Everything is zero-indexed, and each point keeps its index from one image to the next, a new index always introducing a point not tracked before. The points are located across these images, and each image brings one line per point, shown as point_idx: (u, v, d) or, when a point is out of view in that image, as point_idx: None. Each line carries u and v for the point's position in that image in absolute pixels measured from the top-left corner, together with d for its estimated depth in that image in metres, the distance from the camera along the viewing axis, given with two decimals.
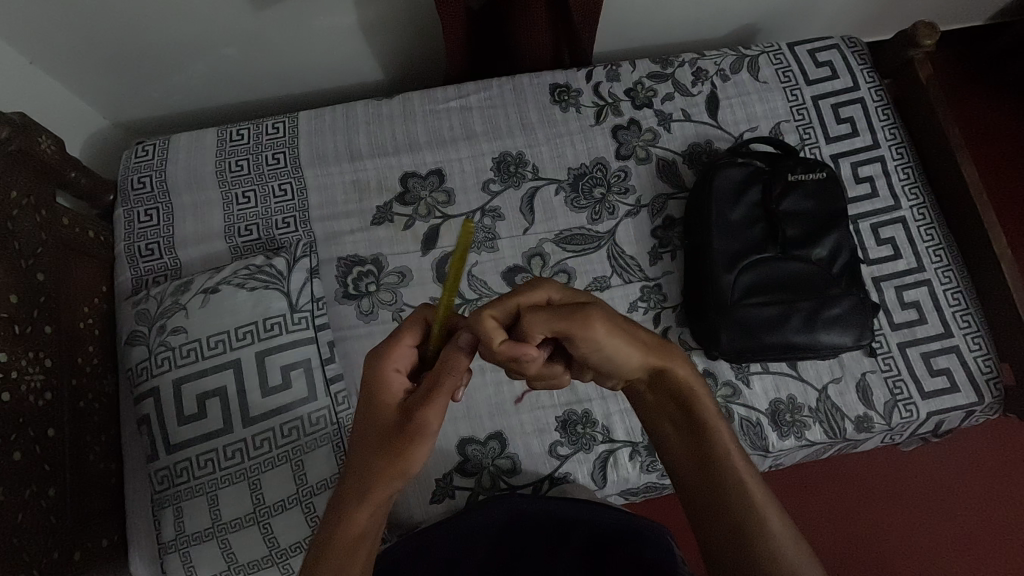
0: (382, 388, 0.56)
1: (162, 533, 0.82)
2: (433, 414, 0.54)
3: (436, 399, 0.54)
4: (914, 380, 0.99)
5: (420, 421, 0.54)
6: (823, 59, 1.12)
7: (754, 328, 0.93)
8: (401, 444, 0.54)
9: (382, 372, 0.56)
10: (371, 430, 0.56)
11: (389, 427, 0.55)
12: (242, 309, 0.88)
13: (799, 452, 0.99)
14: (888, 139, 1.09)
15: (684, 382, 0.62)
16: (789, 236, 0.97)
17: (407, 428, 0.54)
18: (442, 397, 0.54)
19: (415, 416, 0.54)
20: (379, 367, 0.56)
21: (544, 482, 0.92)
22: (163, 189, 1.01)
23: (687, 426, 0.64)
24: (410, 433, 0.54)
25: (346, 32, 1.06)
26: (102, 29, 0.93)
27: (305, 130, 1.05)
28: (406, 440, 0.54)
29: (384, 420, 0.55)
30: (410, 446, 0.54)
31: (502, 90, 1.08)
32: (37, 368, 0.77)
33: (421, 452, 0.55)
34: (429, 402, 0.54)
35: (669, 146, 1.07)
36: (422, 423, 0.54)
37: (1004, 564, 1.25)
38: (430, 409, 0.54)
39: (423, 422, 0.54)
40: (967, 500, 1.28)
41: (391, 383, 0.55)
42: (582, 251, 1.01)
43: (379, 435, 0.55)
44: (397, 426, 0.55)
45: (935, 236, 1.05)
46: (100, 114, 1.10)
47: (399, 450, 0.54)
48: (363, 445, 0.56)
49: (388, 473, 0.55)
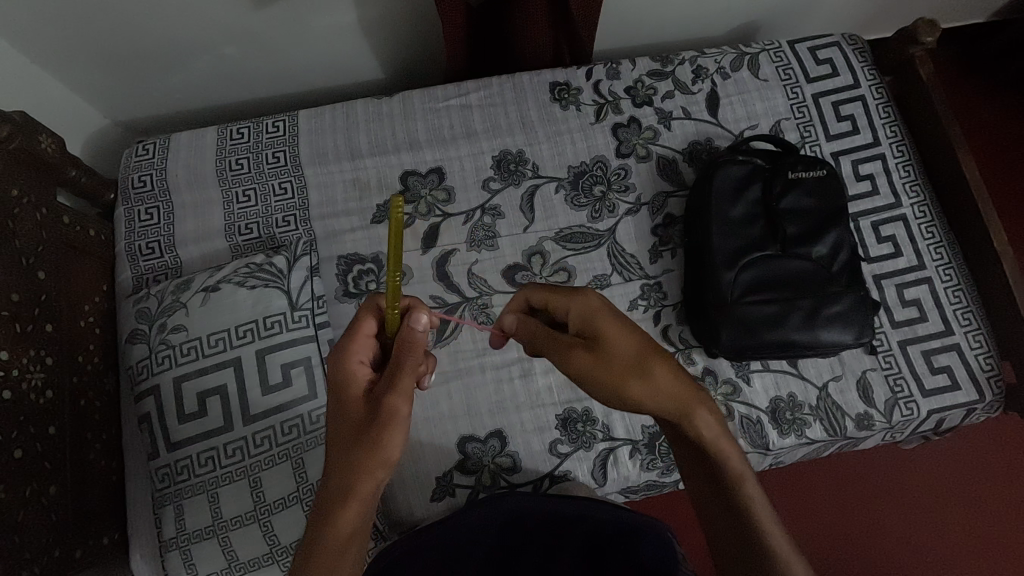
0: (352, 379, 0.60)
1: (163, 531, 0.82)
2: (400, 396, 0.57)
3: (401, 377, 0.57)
4: (914, 378, 0.99)
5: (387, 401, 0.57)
6: (823, 57, 1.12)
7: (754, 326, 0.93)
8: (371, 430, 0.57)
9: (348, 365, 0.60)
10: (344, 425, 0.59)
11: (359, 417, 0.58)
12: (242, 307, 0.88)
13: (799, 450, 0.99)
14: (889, 137, 1.09)
15: (701, 422, 0.63)
16: (789, 234, 0.97)
17: (378, 415, 0.57)
18: (405, 374, 0.57)
19: (382, 402, 0.57)
20: (342, 360, 0.60)
21: (544, 480, 0.92)
22: (164, 188, 1.01)
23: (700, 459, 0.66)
24: (382, 417, 0.56)
25: (346, 31, 1.06)
26: (102, 28, 0.93)
27: (306, 128, 1.05)
28: (378, 425, 0.57)
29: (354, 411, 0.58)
30: (380, 429, 0.56)
31: (502, 88, 1.08)
32: (38, 366, 0.77)
33: (393, 434, 0.57)
34: (393, 386, 0.57)
35: (669, 144, 1.07)
36: (391, 406, 0.57)
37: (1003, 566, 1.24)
38: (395, 389, 0.57)
39: (392, 406, 0.57)
40: (967, 501, 1.28)
41: (355, 374, 0.60)
42: (583, 250, 1.01)
43: (352, 428, 0.58)
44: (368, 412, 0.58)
45: (936, 233, 1.05)
46: (101, 113, 1.10)
47: (374, 439, 0.56)
48: (338, 442, 0.58)
49: (363, 464, 0.56)
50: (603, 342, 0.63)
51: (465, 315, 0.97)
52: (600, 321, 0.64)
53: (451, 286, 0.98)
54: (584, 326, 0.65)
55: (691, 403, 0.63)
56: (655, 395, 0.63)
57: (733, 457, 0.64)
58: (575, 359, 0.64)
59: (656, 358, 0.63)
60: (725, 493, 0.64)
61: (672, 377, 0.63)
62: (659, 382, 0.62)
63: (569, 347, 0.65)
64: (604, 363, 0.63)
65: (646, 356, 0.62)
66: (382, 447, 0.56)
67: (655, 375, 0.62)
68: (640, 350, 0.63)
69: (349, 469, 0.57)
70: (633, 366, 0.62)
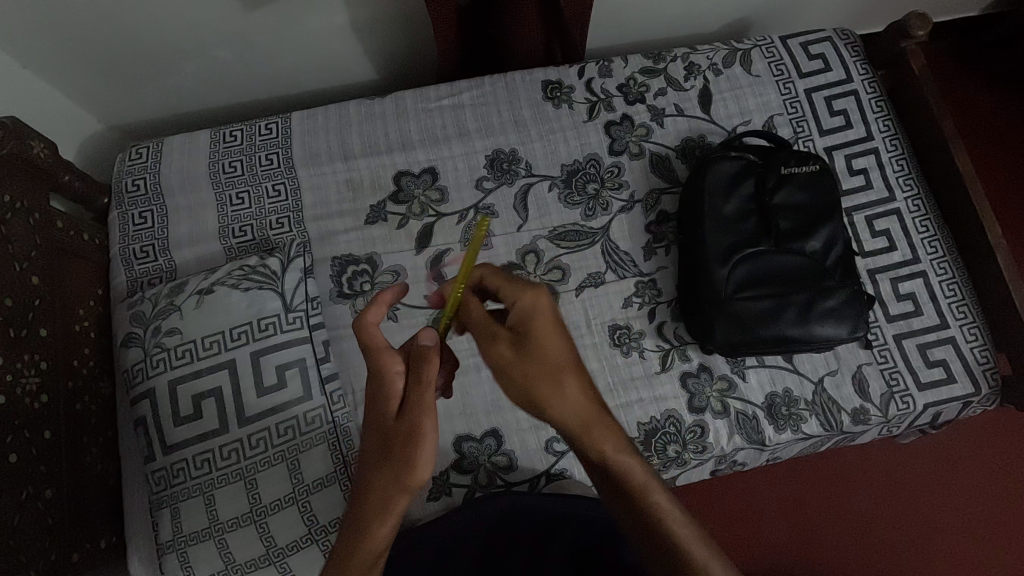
0: (383, 391, 0.59)
1: (160, 534, 0.83)
2: (427, 415, 0.57)
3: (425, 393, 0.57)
4: (910, 372, 0.99)
5: (413, 419, 0.57)
6: (815, 52, 1.12)
7: (748, 321, 0.93)
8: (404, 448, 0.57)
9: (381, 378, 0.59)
10: (373, 437, 0.59)
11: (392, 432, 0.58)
12: (236, 309, 0.89)
13: (796, 445, 0.99)
14: (882, 131, 1.09)
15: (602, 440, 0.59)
16: (783, 230, 0.97)
17: (407, 431, 0.57)
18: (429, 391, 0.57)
19: (413, 417, 0.57)
20: (372, 373, 0.59)
21: (541, 478, 0.92)
22: (157, 191, 1.01)
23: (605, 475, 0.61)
24: (412, 434, 0.56)
25: (338, 33, 1.06)
26: (93, 33, 0.93)
27: (299, 130, 1.05)
28: (409, 442, 0.57)
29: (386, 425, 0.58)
30: (410, 446, 0.57)
31: (494, 87, 1.08)
32: (33, 371, 0.77)
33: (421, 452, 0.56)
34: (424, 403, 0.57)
35: (662, 141, 1.07)
36: (419, 424, 0.57)
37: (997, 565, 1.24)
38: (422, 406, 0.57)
39: (421, 425, 0.57)
40: (962, 500, 1.27)
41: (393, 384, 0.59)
42: (577, 248, 1.01)
43: (383, 441, 0.58)
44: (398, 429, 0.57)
45: (930, 226, 1.05)
46: (94, 117, 1.10)
47: (405, 454, 0.57)
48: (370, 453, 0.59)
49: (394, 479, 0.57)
50: (532, 344, 0.59)
51: None
52: (537, 324, 0.59)
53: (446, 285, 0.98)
54: (519, 324, 0.59)
55: (596, 422, 0.59)
56: (562, 409, 0.58)
57: (639, 471, 0.61)
58: (500, 351, 0.59)
59: (574, 373, 0.59)
60: (622, 498, 0.61)
61: (584, 392, 0.59)
62: (572, 395, 0.58)
63: (498, 337, 0.60)
64: (530, 367, 0.58)
65: (555, 368, 0.58)
66: (413, 464, 0.56)
67: (567, 390, 0.58)
68: (564, 362, 0.58)
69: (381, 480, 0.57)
70: (553, 376, 0.58)
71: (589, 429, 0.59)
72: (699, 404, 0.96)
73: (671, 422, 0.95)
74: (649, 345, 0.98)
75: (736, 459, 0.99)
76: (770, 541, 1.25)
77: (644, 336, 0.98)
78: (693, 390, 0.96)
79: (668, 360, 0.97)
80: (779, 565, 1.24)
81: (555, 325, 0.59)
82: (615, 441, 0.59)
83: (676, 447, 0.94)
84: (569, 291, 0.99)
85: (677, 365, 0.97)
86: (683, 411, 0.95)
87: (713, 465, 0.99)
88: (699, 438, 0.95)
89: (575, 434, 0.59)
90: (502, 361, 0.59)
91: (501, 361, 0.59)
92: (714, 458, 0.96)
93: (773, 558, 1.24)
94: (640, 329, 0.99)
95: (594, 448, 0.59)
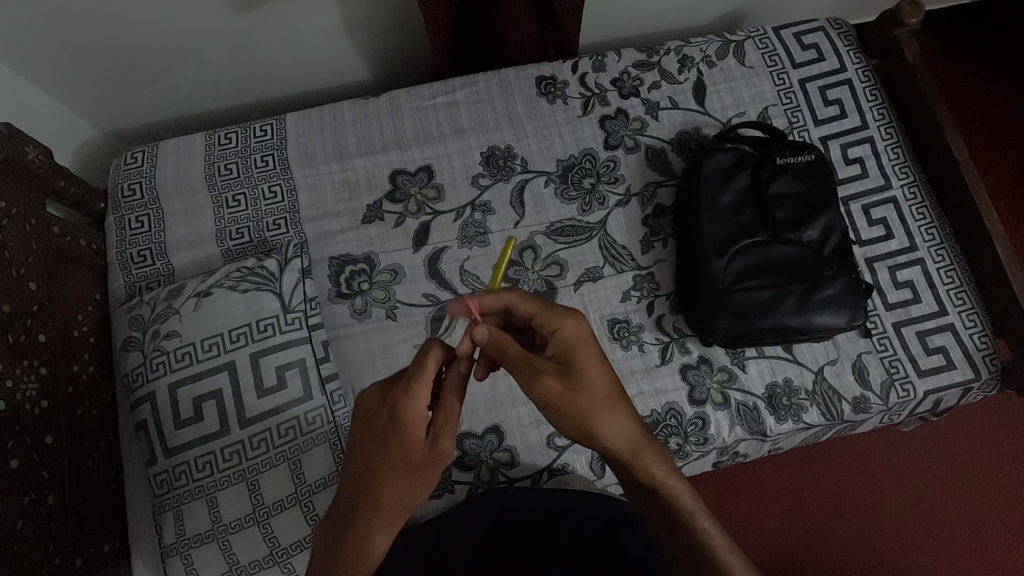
0: (413, 422, 0.59)
1: (164, 537, 0.83)
2: (447, 438, 0.61)
3: (445, 422, 0.61)
4: (909, 360, 0.99)
5: (436, 446, 0.61)
6: (809, 42, 1.12)
7: (746, 313, 0.93)
8: (415, 475, 0.60)
9: (411, 408, 0.59)
10: (388, 460, 0.60)
11: (410, 460, 0.60)
12: (234, 311, 0.88)
13: (797, 435, 0.99)
14: (877, 120, 1.09)
15: (640, 458, 0.63)
16: (780, 220, 0.97)
17: (432, 456, 0.61)
18: (450, 419, 0.61)
19: (438, 446, 0.61)
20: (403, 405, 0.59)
21: (543, 473, 0.92)
22: (153, 196, 1.01)
23: (643, 489, 0.64)
24: (433, 459, 0.61)
25: (331, 33, 1.06)
26: (85, 37, 0.93)
27: (293, 131, 1.05)
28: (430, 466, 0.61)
29: (404, 457, 0.60)
30: (426, 474, 0.61)
31: (487, 84, 1.08)
32: (32, 377, 0.77)
33: (431, 479, 0.61)
34: (445, 430, 0.61)
35: (657, 134, 1.07)
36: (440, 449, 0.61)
37: (998, 566, 1.23)
38: (443, 435, 0.61)
39: (440, 447, 0.61)
40: (961, 495, 1.27)
41: (422, 415, 0.60)
42: (575, 243, 1.01)
43: (402, 462, 0.60)
44: (417, 459, 0.60)
45: (926, 213, 1.05)
46: (87, 122, 1.10)
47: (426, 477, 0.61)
48: (386, 474, 0.60)
49: (399, 505, 0.60)
50: (578, 371, 0.61)
51: (459, 312, 0.97)
52: (580, 351, 0.62)
53: (444, 282, 0.98)
54: (562, 353, 0.62)
55: (642, 444, 0.64)
56: (610, 436, 0.62)
57: (673, 483, 0.64)
58: (547, 383, 0.61)
59: (622, 402, 0.63)
60: (661, 508, 0.63)
61: (626, 418, 0.63)
62: (619, 418, 0.62)
63: (540, 370, 0.61)
64: (577, 395, 0.61)
65: (601, 390, 0.61)
66: (423, 490, 0.61)
67: (615, 416, 0.62)
68: (608, 388, 0.62)
69: (398, 498, 0.60)
70: (605, 403, 0.61)
71: (639, 454, 0.63)
72: (698, 397, 0.96)
73: (672, 415, 0.95)
74: (648, 338, 0.98)
75: (737, 450, 0.99)
76: (772, 537, 1.25)
77: (643, 329, 0.98)
78: (693, 382, 0.96)
79: (668, 353, 0.97)
80: (781, 558, 1.24)
81: (597, 351, 0.63)
82: (658, 457, 0.64)
83: (677, 439, 0.94)
84: (567, 286, 0.99)
85: (677, 357, 0.97)
86: (684, 404, 0.95)
87: (716, 456, 0.99)
88: (700, 431, 0.95)
89: (618, 451, 0.63)
90: (547, 394, 0.61)
91: (548, 391, 0.61)
92: (716, 449, 0.96)
93: (778, 555, 1.24)
94: (639, 322, 0.99)
95: (645, 472, 0.63)
